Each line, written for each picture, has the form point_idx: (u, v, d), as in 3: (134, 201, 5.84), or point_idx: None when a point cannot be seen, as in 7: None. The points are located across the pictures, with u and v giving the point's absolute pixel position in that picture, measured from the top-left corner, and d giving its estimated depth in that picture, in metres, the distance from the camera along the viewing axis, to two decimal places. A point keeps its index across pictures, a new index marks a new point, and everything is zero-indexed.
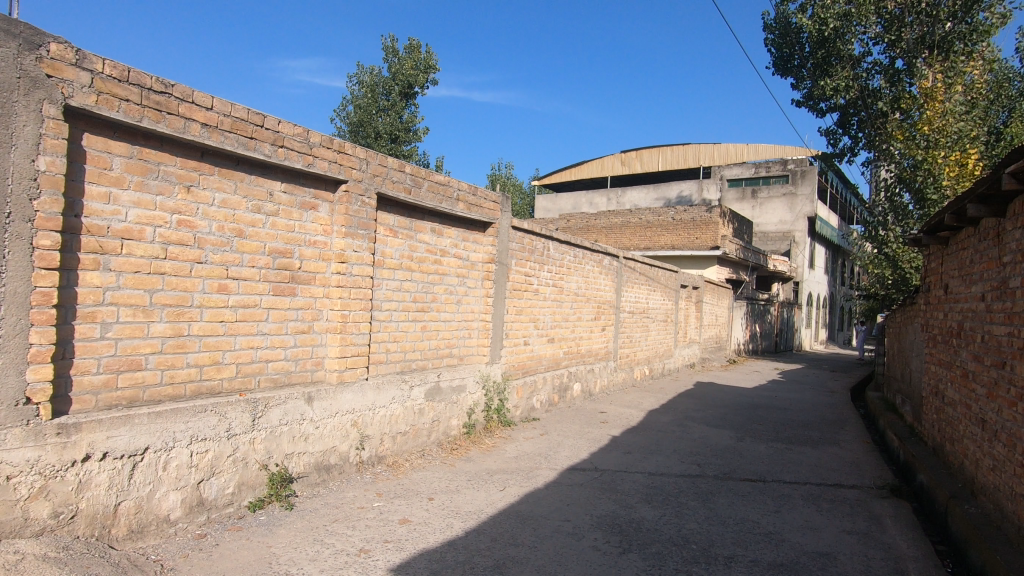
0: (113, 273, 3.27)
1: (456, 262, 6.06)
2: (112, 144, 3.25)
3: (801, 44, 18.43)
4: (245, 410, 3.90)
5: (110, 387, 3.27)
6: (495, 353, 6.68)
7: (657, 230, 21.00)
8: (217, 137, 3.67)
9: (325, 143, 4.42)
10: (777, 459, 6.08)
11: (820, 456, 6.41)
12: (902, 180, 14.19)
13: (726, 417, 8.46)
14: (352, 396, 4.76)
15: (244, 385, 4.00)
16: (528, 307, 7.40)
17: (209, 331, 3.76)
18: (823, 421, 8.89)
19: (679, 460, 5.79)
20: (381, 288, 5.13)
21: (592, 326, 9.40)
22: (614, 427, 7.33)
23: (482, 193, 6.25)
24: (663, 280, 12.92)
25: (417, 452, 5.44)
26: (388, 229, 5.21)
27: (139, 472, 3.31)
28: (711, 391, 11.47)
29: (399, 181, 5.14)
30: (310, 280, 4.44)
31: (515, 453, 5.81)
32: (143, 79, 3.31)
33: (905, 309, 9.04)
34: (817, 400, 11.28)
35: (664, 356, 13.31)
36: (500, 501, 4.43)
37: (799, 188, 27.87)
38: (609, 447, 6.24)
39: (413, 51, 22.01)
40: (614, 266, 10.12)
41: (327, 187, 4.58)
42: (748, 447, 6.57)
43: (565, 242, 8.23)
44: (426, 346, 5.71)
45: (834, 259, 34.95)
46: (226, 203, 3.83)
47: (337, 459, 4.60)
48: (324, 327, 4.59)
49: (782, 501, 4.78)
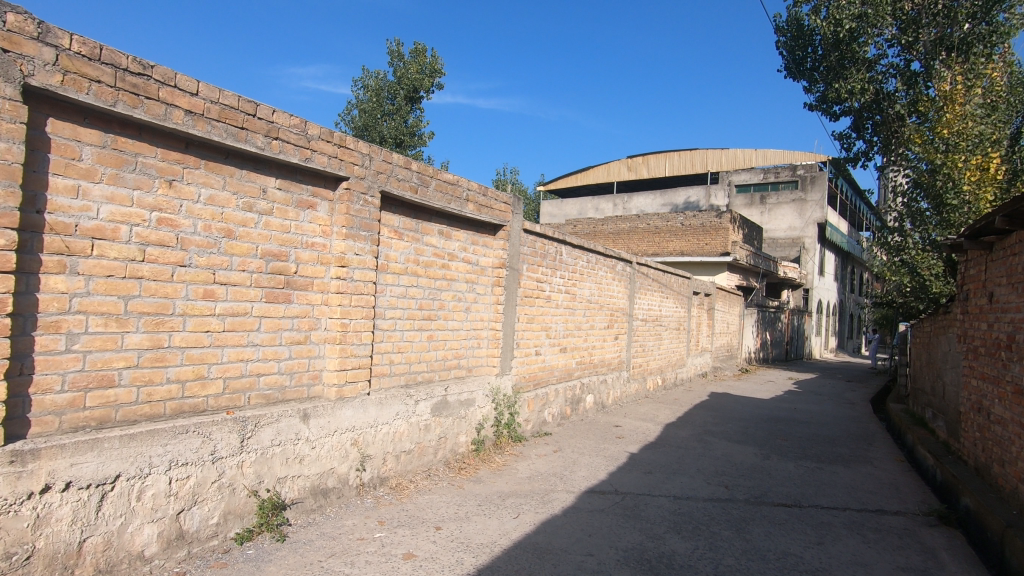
0: (82, 277, 2.89)
1: (465, 267, 5.67)
2: (82, 131, 2.88)
3: (815, 46, 18.03)
4: (232, 430, 3.51)
5: (76, 407, 2.88)
6: (506, 364, 6.27)
7: (666, 235, 20.58)
8: (203, 127, 3.29)
9: (324, 136, 4.05)
10: (810, 481, 5.64)
11: (854, 476, 5.95)
12: (919, 185, 13.67)
13: (747, 431, 8.01)
14: (352, 413, 4.36)
15: (232, 402, 3.60)
16: (540, 315, 7.00)
17: (193, 342, 3.38)
18: (849, 436, 8.42)
19: (704, 482, 5.35)
20: (384, 295, 4.74)
21: (605, 335, 8.97)
22: (630, 442, 6.90)
23: (493, 193, 5.87)
24: (675, 286, 12.49)
25: (423, 472, 5.03)
26: (393, 231, 4.82)
27: (109, 505, 2.91)
28: (727, 402, 11.02)
29: (404, 179, 4.76)
30: (306, 286, 4.05)
31: (529, 473, 5.39)
32: (118, 58, 2.94)
33: (936, 318, 8.54)
34: (839, 412, 10.81)
35: (677, 366, 12.88)
36: (515, 531, 4.01)
37: (809, 195, 27.40)
38: (628, 466, 5.80)
39: (419, 55, 21.74)
40: (627, 272, 9.72)
41: (326, 184, 4.20)
42: (777, 467, 6.13)
43: (578, 247, 7.84)
44: (433, 357, 5.31)
45: (844, 267, 34.51)
46: (213, 200, 3.46)
47: (335, 482, 4.19)
48: (322, 337, 4.20)
49: (824, 531, 4.34)
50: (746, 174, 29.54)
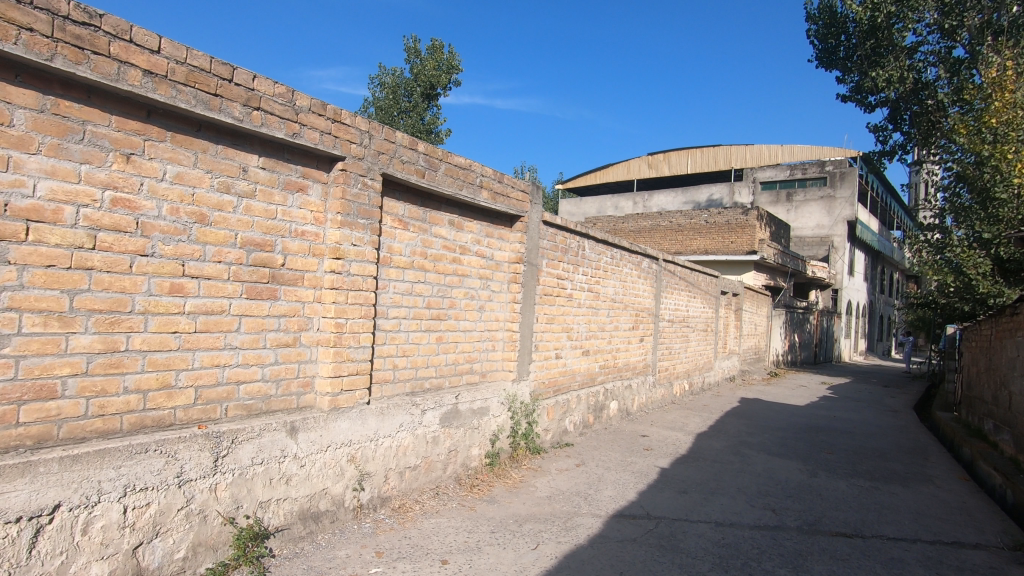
0: (14, 266, 2.42)
1: (478, 262, 5.12)
2: (13, 90, 2.40)
3: (849, 34, 17.17)
4: (203, 447, 3.00)
5: (5, 423, 2.40)
6: (523, 368, 5.71)
7: (690, 233, 19.80)
8: (166, 91, 2.79)
9: (315, 108, 3.54)
10: (867, 505, 4.98)
11: (916, 498, 5.26)
12: (963, 178, 12.63)
13: (788, 443, 7.32)
14: (349, 425, 3.83)
15: (205, 414, 3.10)
16: (561, 315, 6.43)
17: (158, 344, 2.89)
18: (900, 449, 7.67)
19: (747, 505, 4.72)
20: (386, 291, 4.21)
21: (630, 337, 8.35)
22: (660, 455, 6.27)
23: (510, 180, 5.32)
24: (703, 286, 11.81)
25: (430, 491, 4.49)
26: (397, 221, 4.29)
27: (46, 541, 2.43)
28: (760, 409, 10.31)
29: (409, 161, 4.23)
30: (294, 281, 3.54)
31: (548, 491, 4.82)
32: (56, 3, 2.46)
33: (997, 320, 7.73)
34: (882, 421, 10.02)
35: (704, 369, 12.18)
36: (534, 566, 3.45)
37: (838, 191, 26.38)
38: (660, 484, 5.20)
39: (436, 51, 21.28)
40: (653, 270, 9.10)
41: (319, 165, 3.69)
42: (827, 486, 5.47)
43: (602, 241, 7.26)
44: (442, 361, 4.76)
45: (874, 266, 33.24)
46: (181, 178, 2.96)
47: (329, 504, 3.68)
48: (314, 339, 3.69)
49: (897, 570, 3.70)
50: (771, 172, 28.51)
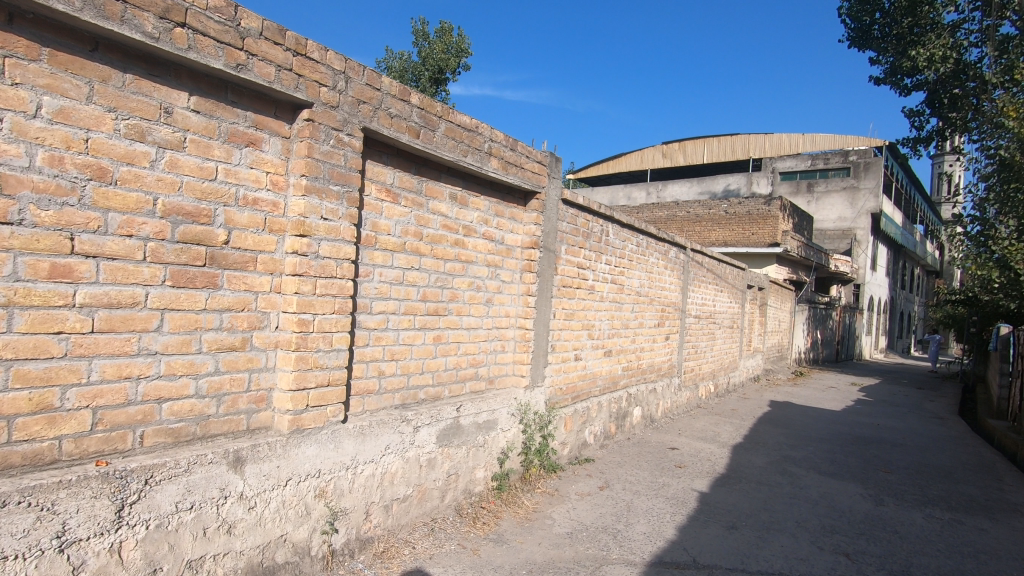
0: None
1: (485, 246, 4.23)
2: None
3: (885, 11, 15.97)
4: (97, 493, 2.16)
5: None
6: (537, 373, 4.83)
7: (709, 224, 18.74)
8: None
9: (269, 33, 2.67)
10: (957, 547, 4.07)
11: (1014, 538, 4.34)
12: (1009, 165, 11.02)
13: (837, 459, 6.42)
14: (317, 451, 2.98)
15: (108, 445, 2.26)
16: (581, 310, 5.54)
17: (33, 350, 2.06)
18: (965, 467, 6.74)
19: (813, 548, 3.85)
20: (370, 280, 3.34)
21: (655, 335, 7.45)
22: (695, 475, 5.38)
23: (525, 149, 4.44)
24: (730, 279, 10.86)
25: (424, 527, 3.64)
26: (384, 190, 3.41)
27: None
28: (794, 415, 9.38)
29: (400, 115, 3.35)
30: (242, 264, 2.68)
31: (569, 527, 3.95)
32: None
33: None
34: (930, 431, 9.06)
35: (729, 369, 11.24)
36: None
37: (861, 182, 25.13)
38: (702, 516, 4.31)
39: (445, 34, 20.33)
40: (681, 261, 8.18)
41: (278, 113, 2.81)
42: (900, 519, 4.56)
43: (627, 226, 6.36)
44: (441, 366, 3.90)
45: (897, 261, 32.00)
46: (66, 116, 2.10)
47: (288, 555, 2.83)
48: (271, 341, 2.83)
49: None
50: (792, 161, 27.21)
